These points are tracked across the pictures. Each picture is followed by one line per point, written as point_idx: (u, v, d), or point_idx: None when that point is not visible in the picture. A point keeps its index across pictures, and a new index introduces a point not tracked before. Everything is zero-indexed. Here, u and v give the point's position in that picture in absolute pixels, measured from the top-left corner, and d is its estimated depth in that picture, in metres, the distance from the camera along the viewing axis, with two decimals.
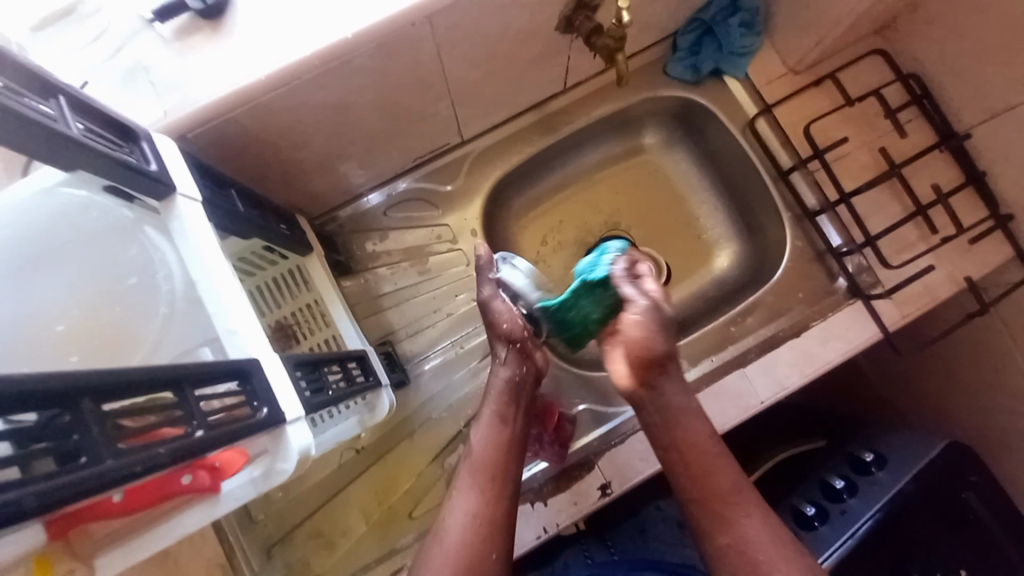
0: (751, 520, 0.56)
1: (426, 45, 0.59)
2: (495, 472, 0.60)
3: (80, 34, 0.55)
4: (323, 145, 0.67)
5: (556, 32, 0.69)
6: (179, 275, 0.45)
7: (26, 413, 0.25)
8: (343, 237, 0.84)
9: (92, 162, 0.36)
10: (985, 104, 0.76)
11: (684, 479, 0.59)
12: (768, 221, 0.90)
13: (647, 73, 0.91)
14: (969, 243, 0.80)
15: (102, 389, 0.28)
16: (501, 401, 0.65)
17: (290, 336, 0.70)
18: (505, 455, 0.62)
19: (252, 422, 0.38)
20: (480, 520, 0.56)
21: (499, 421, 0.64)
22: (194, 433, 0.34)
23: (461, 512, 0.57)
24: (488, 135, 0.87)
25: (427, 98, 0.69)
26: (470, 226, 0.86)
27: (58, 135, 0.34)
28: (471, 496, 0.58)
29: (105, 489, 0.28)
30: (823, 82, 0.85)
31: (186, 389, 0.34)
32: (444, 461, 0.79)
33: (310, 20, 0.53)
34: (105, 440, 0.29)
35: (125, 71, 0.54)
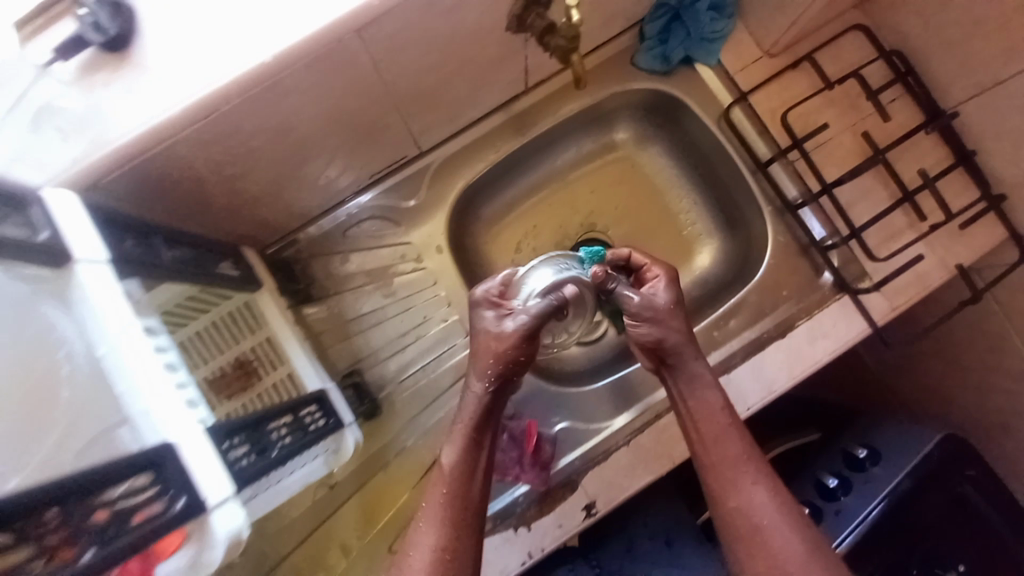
0: (758, 490, 0.57)
1: (361, 58, 0.53)
2: (458, 502, 0.56)
3: None
4: (267, 172, 0.62)
5: (508, 32, 0.63)
6: (82, 349, 0.42)
7: None
8: (303, 262, 0.78)
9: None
10: (972, 79, 0.71)
11: (698, 447, 0.61)
12: (749, 216, 0.86)
13: (615, 64, 0.85)
14: (960, 228, 0.77)
15: None
16: (472, 415, 0.59)
17: (238, 381, 0.63)
18: (471, 478, 0.58)
19: (161, 523, 0.40)
20: (447, 555, 0.54)
21: (473, 445, 0.59)
22: (86, 552, 0.37)
23: (423, 543, 0.54)
24: (448, 144, 0.82)
25: (375, 114, 0.64)
26: (435, 243, 0.81)
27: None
28: (438, 526, 0.55)
29: None
30: (801, 64, 0.80)
31: (70, 507, 0.36)
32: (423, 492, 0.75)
33: (226, 41, 0.48)
34: None
35: (31, 118, 0.49)
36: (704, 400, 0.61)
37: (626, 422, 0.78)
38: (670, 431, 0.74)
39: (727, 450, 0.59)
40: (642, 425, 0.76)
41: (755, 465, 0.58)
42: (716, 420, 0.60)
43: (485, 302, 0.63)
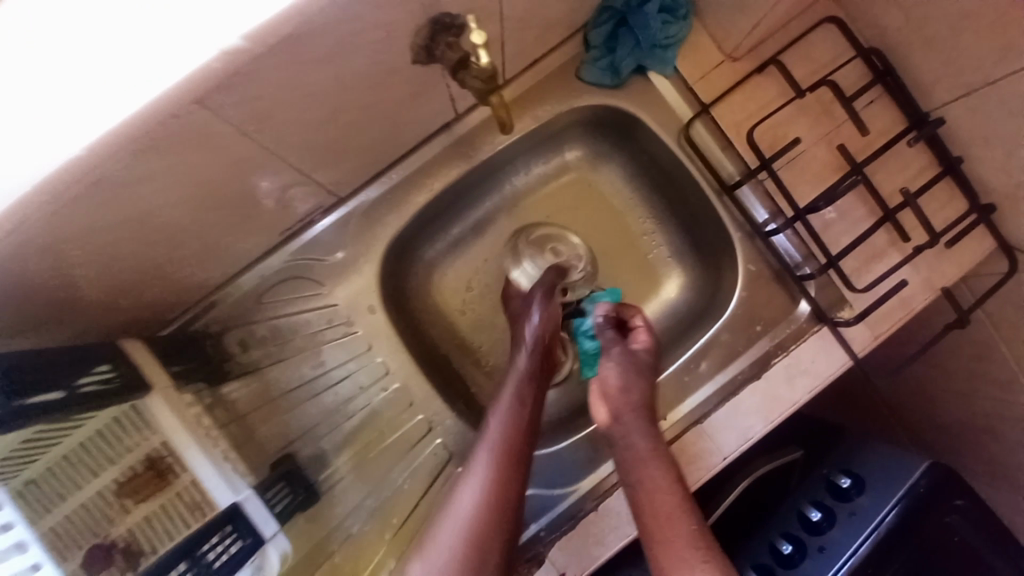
0: (686, 550, 0.55)
1: (220, 125, 0.43)
2: (512, 461, 0.60)
3: None
4: (139, 258, 0.52)
5: (416, 65, 0.52)
6: None
7: None
8: (215, 336, 0.68)
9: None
10: (957, 79, 0.62)
11: (635, 496, 0.61)
12: (718, 240, 0.77)
13: (558, 78, 0.74)
14: (947, 245, 0.70)
15: None
16: (521, 388, 0.65)
17: (128, 502, 0.54)
18: (516, 447, 0.61)
19: None
20: (487, 503, 0.57)
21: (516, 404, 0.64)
22: None
23: (466, 503, 0.57)
24: (373, 185, 0.71)
25: (262, 176, 0.53)
26: (368, 302, 0.72)
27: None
28: (490, 486, 0.58)
29: None
30: (768, 68, 0.70)
31: None
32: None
33: (41, 131, 0.39)
34: None
35: None
36: (637, 448, 0.64)
37: (593, 484, 0.71)
38: None
39: (650, 502, 0.59)
40: (610, 487, 0.70)
41: (678, 526, 0.57)
42: (665, 499, 0.59)
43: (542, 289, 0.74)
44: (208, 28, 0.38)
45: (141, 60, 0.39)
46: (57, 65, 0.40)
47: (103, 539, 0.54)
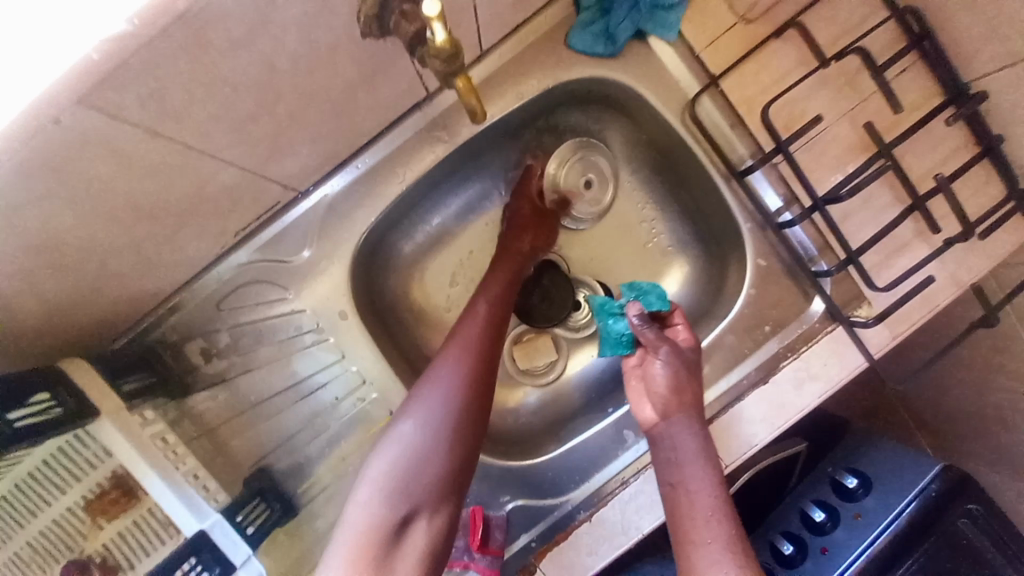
0: (710, 532, 0.52)
1: (108, 122, 0.36)
2: (468, 394, 0.54)
3: None
4: (64, 280, 0.47)
5: (364, 40, 0.44)
6: None
7: None
8: (174, 347, 0.62)
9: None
10: (1007, 45, 0.53)
11: (664, 464, 0.59)
12: (725, 230, 0.70)
13: (544, 48, 0.64)
14: (980, 237, 0.62)
15: None
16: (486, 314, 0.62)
17: (96, 519, 0.54)
18: (480, 379, 0.55)
19: None
20: (440, 445, 0.50)
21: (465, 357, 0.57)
22: None
23: (406, 425, 0.51)
24: (335, 178, 0.63)
25: (192, 179, 0.46)
26: (340, 305, 0.65)
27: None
28: (439, 439, 0.51)
29: None
30: (787, 31, 0.60)
31: None
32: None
33: None
34: None
35: None
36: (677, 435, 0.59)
37: (587, 493, 0.67)
38: (636, 502, 0.64)
39: (683, 472, 0.56)
40: (604, 497, 0.66)
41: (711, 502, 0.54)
42: (705, 501, 0.53)
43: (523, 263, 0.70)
44: (89, 12, 0.30)
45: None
46: None
47: (79, 553, 0.54)
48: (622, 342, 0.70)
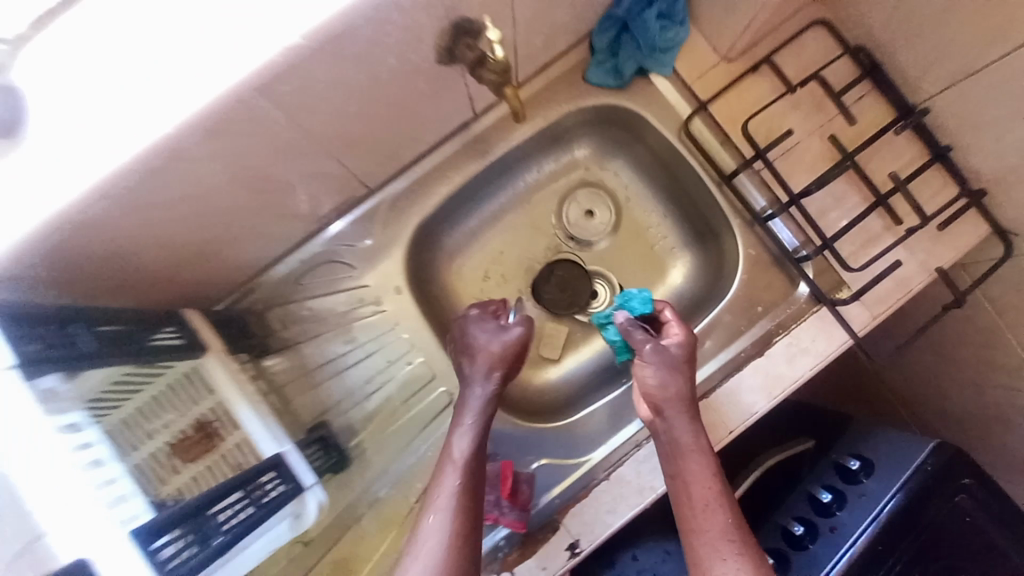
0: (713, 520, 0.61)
1: (269, 109, 0.50)
2: (475, 478, 0.61)
3: None
4: (195, 238, 0.60)
5: (439, 66, 0.60)
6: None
7: None
8: (258, 314, 0.75)
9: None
10: (943, 70, 0.67)
11: (667, 456, 0.65)
12: (719, 226, 0.82)
13: (567, 82, 0.81)
14: (940, 229, 0.73)
15: None
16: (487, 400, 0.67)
17: (175, 463, 0.58)
18: (480, 469, 0.62)
19: None
20: (460, 523, 0.58)
21: (465, 429, 0.64)
22: None
23: (433, 513, 0.59)
24: (398, 179, 0.78)
25: (302, 162, 0.60)
26: (395, 283, 0.78)
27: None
28: (458, 508, 0.58)
29: None
30: (761, 67, 0.76)
31: None
32: (394, 551, 0.72)
33: (121, 113, 0.46)
34: None
35: None
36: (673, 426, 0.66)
37: (605, 456, 0.75)
38: (651, 462, 0.71)
39: (684, 466, 0.63)
40: (620, 458, 0.73)
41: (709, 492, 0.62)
42: (703, 492, 0.62)
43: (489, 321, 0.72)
44: (275, 29, 0.45)
45: (207, 53, 0.46)
46: (133, 58, 0.46)
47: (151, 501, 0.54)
48: (622, 349, 0.76)
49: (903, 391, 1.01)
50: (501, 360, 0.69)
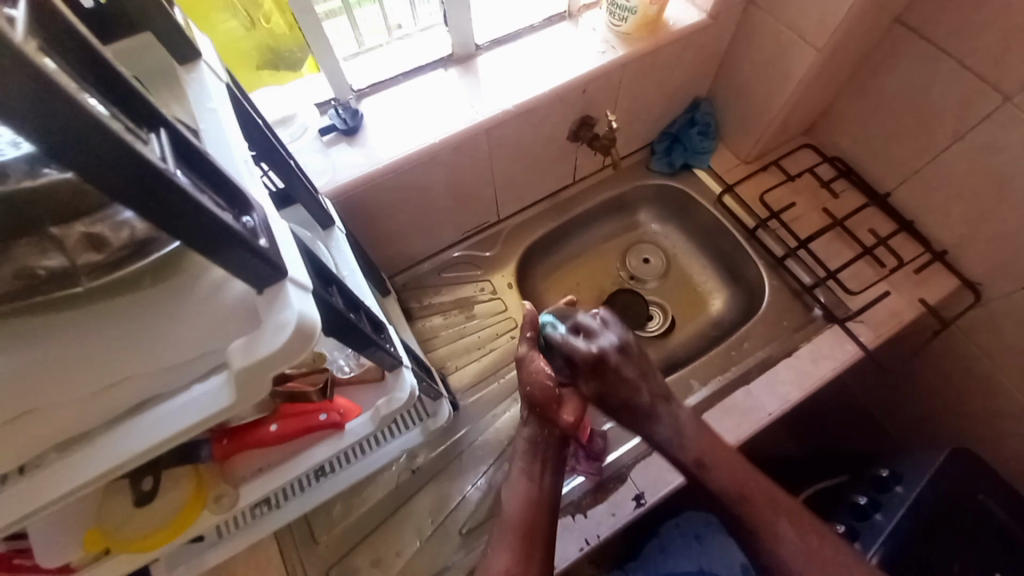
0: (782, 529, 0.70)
1: (482, 142, 0.87)
2: (530, 525, 0.70)
3: (292, 138, 0.81)
4: (405, 220, 0.92)
5: (568, 140, 1.00)
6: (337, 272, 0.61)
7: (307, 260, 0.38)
8: (406, 292, 1.05)
9: (229, 102, 0.41)
10: (897, 170, 1.01)
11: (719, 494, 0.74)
12: (748, 269, 1.10)
13: (636, 170, 1.20)
14: (916, 272, 0.98)
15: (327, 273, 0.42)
16: (529, 464, 0.75)
17: None
18: (533, 516, 0.70)
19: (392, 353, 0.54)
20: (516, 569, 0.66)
21: (528, 475, 0.74)
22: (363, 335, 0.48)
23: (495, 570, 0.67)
24: (518, 216, 1.12)
25: (478, 185, 0.96)
26: (507, 282, 1.08)
27: (254, 129, 0.48)
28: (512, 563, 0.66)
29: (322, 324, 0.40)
30: (770, 167, 1.13)
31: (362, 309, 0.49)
32: (475, 484, 0.90)
33: (411, 131, 0.82)
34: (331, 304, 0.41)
35: (311, 163, 0.78)
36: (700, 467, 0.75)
37: None
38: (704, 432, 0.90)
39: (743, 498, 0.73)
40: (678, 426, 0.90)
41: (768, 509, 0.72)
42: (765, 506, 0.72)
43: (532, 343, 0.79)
44: (502, 101, 0.85)
45: (463, 109, 0.84)
46: (421, 108, 0.85)
47: None
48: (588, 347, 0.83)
49: (928, 439, 1.14)
50: (542, 398, 0.75)
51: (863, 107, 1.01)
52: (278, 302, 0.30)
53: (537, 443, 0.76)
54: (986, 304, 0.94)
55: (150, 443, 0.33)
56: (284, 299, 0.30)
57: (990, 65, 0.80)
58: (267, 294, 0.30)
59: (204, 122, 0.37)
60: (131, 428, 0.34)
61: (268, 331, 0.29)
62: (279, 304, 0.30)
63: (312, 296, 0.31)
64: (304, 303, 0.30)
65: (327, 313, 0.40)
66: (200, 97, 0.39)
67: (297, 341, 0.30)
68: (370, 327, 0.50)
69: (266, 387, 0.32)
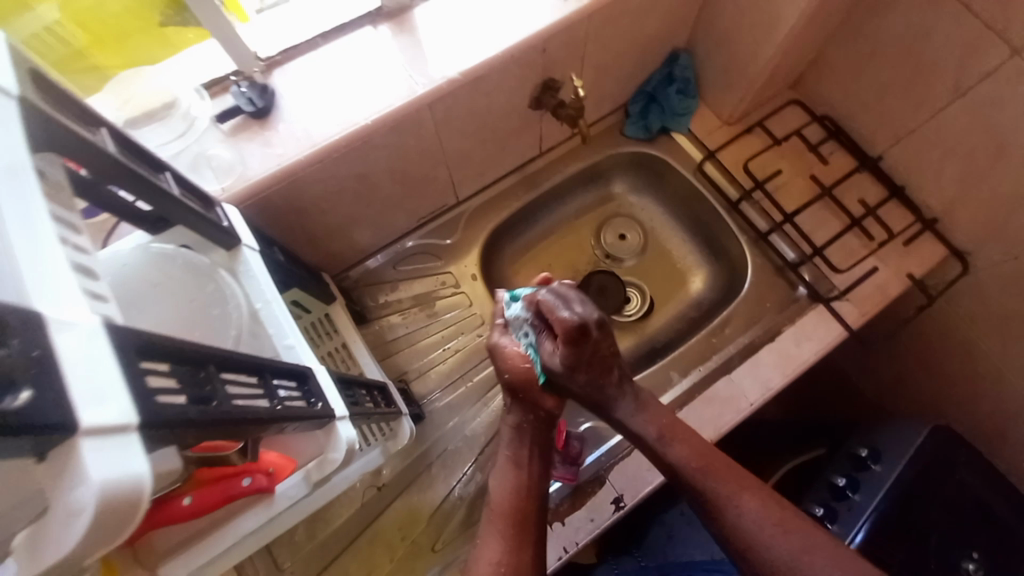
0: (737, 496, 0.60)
1: (425, 119, 0.73)
2: (518, 516, 0.63)
3: (173, 132, 0.66)
4: (345, 212, 0.79)
5: (529, 109, 0.87)
6: (247, 306, 0.50)
7: (150, 364, 0.27)
8: (358, 290, 0.94)
9: (13, 126, 0.29)
10: (890, 131, 0.92)
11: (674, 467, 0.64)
12: (729, 244, 1.03)
13: (609, 136, 1.08)
14: (905, 244, 0.91)
15: (194, 357, 0.31)
16: (515, 448, 0.68)
17: None
18: (523, 502, 0.65)
19: (316, 412, 0.44)
20: (504, 567, 0.60)
21: (514, 465, 0.67)
22: (268, 406, 0.38)
23: (485, 561, 0.61)
24: (479, 195, 1.00)
25: (428, 166, 0.83)
26: (471, 272, 0.98)
27: (90, 151, 0.36)
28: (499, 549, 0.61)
29: (199, 432, 0.29)
30: (754, 129, 1.02)
31: (265, 374, 0.39)
32: (449, 494, 0.85)
33: (336, 109, 0.68)
34: (207, 392, 0.31)
35: (192, 164, 0.64)
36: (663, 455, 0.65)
37: None
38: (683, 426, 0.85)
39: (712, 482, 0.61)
40: None
41: (730, 477, 0.62)
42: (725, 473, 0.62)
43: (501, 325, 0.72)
44: (444, 67, 0.70)
45: (397, 79, 0.70)
46: (346, 79, 0.70)
47: None
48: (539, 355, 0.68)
49: (904, 405, 1.14)
50: (519, 377, 0.69)
51: (857, 58, 0.90)
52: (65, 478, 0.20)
53: (524, 426, 0.69)
54: (973, 274, 0.89)
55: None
56: (76, 472, 0.20)
57: (999, 12, 0.70)
58: (54, 463, 0.21)
59: None
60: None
61: (59, 524, 0.20)
62: (69, 478, 0.20)
63: (129, 454, 0.22)
64: (108, 471, 0.21)
65: (210, 415, 0.30)
66: None
67: (112, 521, 0.21)
68: (281, 393, 0.41)
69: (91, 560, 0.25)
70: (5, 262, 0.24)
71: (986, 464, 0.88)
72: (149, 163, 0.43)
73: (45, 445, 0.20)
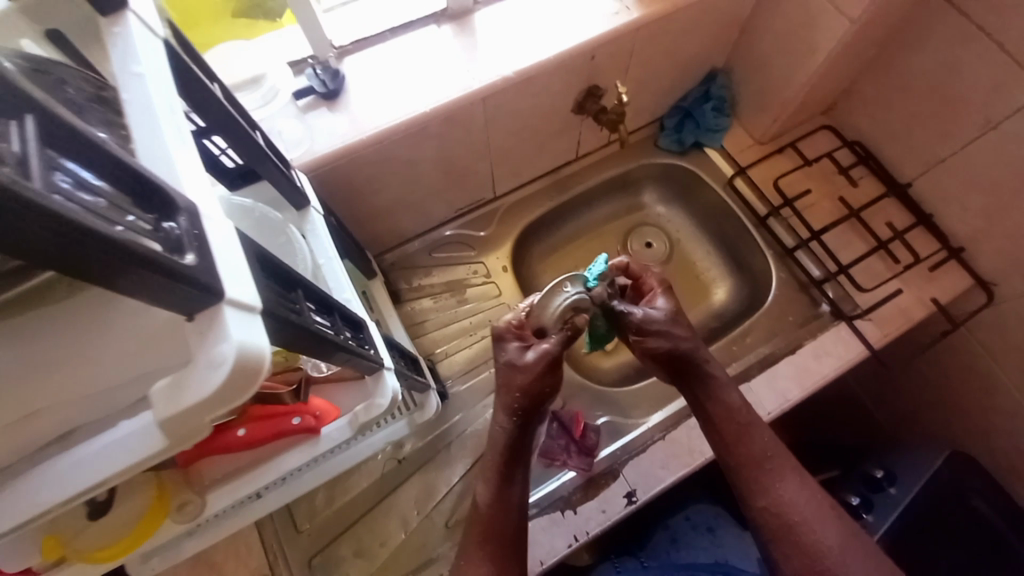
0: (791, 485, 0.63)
1: (477, 113, 0.78)
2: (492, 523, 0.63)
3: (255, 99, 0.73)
4: (394, 194, 0.85)
5: (571, 113, 0.92)
6: (312, 259, 0.54)
7: (258, 272, 0.31)
8: (394, 273, 1.00)
9: (164, 63, 0.34)
10: (920, 159, 0.94)
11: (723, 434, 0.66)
12: (754, 259, 1.05)
13: (643, 147, 1.12)
14: (930, 270, 0.92)
15: (285, 275, 0.35)
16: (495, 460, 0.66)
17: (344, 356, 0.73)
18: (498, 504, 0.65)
19: (369, 359, 0.49)
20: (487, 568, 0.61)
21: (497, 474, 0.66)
22: (335, 336, 0.42)
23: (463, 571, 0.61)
24: (516, 192, 1.05)
25: (473, 158, 0.88)
26: (501, 264, 1.02)
27: (204, 95, 0.41)
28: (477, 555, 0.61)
29: (290, 335, 0.34)
30: (785, 150, 1.06)
31: (332, 308, 0.43)
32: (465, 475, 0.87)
33: (397, 95, 0.74)
34: (297, 305, 0.35)
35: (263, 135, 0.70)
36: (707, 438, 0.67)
37: (660, 419, 0.88)
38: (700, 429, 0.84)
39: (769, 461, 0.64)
40: (675, 422, 0.87)
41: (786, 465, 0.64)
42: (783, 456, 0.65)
43: (509, 333, 0.69)
44: (501, 65, 0.76)
45: (454, 72, 0.75)
46: (408, 70, 0.76)
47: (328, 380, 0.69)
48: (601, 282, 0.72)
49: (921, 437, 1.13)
50: (529, 399, 0.65)
51: (890, 88, 0.94)
52: (211, 332, 0.25)
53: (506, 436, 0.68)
54: (996, 306, 0.89)
55: (67, 494, 0.29)
56: (219, 330, 0.25)
57: None
58: (199, 323, 0.25)
59: (129, 92, 0.30)
60: (44, 475, 0.29)
61: (200, 372, 0.25)
62: (212, 335, 0.25)
63: (254, 327, 0.26)
64: (244, 334, 0.26)
65: (299, 324, 0.34)
66: (125, 59, 0.32)
67: (238, 382, 0.26)
68: (345, 333, 0.45)
69: (204, 429, 0.28)
70: (162, 156, 0.28)
71: (1001, 494, 0.88)
72: (246, 119, 0.48)
73: (194, 307, 0.25)
